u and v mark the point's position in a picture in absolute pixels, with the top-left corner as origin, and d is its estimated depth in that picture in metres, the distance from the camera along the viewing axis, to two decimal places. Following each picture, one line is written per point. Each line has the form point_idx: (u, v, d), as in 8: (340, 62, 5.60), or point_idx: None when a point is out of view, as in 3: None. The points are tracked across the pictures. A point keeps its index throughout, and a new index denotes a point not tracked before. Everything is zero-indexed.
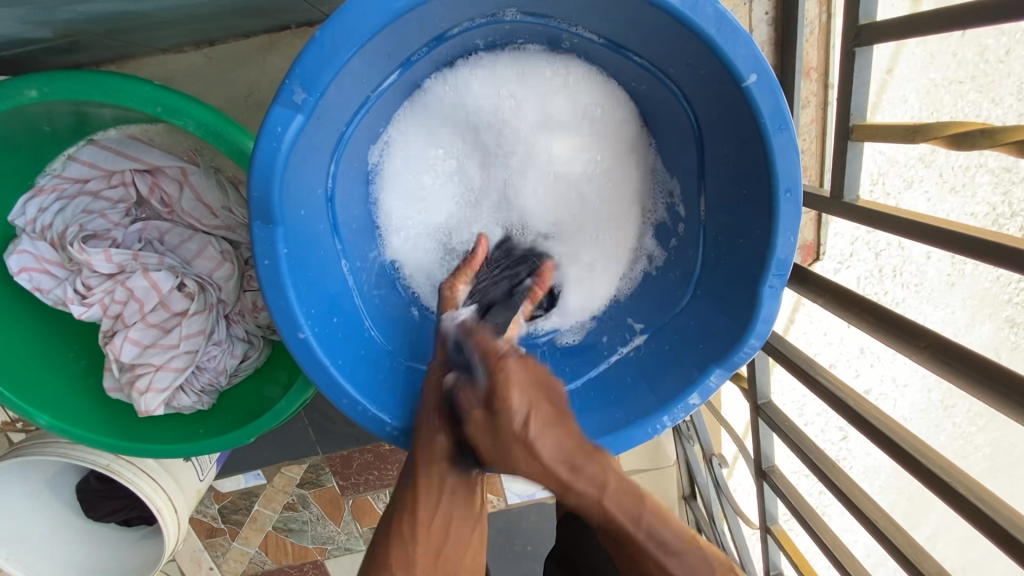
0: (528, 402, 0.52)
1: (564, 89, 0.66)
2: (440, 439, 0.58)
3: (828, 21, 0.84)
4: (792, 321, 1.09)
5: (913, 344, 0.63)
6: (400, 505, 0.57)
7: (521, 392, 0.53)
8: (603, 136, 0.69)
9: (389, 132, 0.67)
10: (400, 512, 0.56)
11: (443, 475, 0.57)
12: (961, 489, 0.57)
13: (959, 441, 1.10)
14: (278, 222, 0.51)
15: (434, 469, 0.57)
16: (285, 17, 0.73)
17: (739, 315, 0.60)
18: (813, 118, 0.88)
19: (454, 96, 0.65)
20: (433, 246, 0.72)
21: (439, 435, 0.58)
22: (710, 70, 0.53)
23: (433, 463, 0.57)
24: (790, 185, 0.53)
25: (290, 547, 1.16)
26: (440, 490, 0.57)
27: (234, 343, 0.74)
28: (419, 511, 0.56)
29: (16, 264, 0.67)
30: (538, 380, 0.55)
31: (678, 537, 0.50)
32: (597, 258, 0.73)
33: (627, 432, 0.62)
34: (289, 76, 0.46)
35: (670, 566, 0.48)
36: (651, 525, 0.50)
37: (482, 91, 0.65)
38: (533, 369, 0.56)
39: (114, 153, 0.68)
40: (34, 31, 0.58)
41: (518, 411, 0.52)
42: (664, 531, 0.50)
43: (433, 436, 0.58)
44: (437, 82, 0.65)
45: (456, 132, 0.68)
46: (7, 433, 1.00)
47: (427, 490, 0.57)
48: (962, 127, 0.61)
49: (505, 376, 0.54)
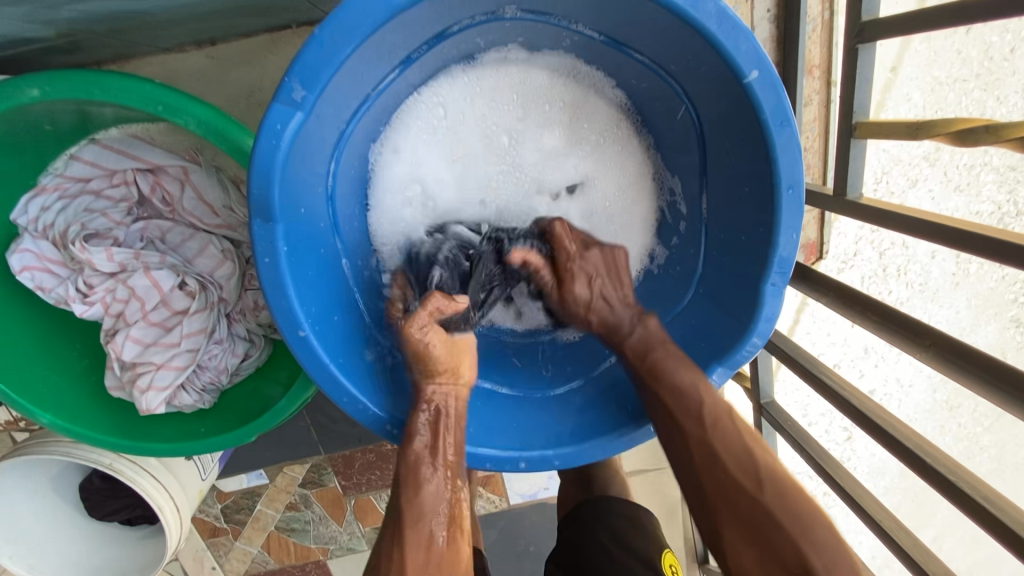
0: (598, 276, 0.67)
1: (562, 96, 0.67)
2: (431, 496, 0.57)
3: (831, 18, 0.84)
4: (796, 321, 1.09)
5: (918, 342, 0.62)
6: (388, 560, 0.55)
7: (592, 267, 0.68)
8: (599, 143, 0.70)
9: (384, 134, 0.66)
10: (390, 561, 0.55)
11: (431, 532, 0.56)
12: (968, 489, 0.57)
13: (964, 441, 1.09)
14: (277, 220, 0.51)
15: (422, 527, 0.56)
16: (287, 16, 0.73)
17: (741, 314, 0.60)
18: (816, 116, 0.87)
19: (454, 101, 0.66)
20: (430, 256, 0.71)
21: (425, 488, 0.57)
22: (712, 67, 0.53)
23: (421, 521, 0.56)
24: (792, 183, 0.53)
25: (293, 546, 1.15)
26: (430, 547, 0.56)
27: (235, 342, 0.74)
28: (410, 569, 0.54)
29: (18, 263, 0.67)
30: (609, 262, 0.68)
31: (684, 382, 0.59)
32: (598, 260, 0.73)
33: (624, 432, 0.62)
34: (289, 74, 0.46)
35: (670, 401, 0.59)
36: (657, 361, 0.61)
37: (484, 96, 0.66)
38: (615, 259, 0.69)
39: (116, 152, 0.68)
40: (35, 30, 0.58)
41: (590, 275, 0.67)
42: (670, 368, 0.60)
43: (424, 482, 0.57)
44: (437, 85, 0.64)
45: (455, 138, 0.68)
46: (10, 433, 1.01)
47: (419, 553, 0.55)
48: (966, 124, 0.61)
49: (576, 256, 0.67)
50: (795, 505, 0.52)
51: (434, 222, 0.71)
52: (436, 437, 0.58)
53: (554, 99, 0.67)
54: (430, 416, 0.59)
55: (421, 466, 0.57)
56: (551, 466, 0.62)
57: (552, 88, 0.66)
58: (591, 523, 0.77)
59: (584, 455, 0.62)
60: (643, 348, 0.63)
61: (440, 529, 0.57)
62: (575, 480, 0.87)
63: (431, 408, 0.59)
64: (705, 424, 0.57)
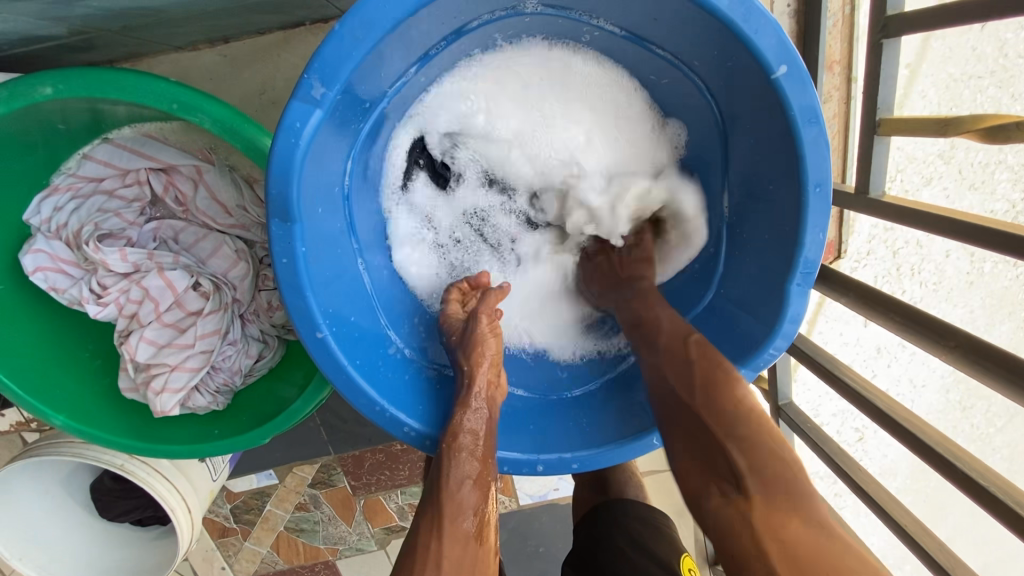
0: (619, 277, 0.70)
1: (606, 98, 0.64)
2: (471, 493, 0.54)
3: (852, 13, 0.82)
4: (812, 320, 1.07)
5: (942, 343, 0.60)
6: (421, 547, 0.52)
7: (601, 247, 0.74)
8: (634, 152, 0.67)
9: (405, 122, 0.64)
10: (426, 552, 0.51)
11: (468, 532, 0.53)
12: (999, 494, 0.55)
13: (977, 441, 1.08)
14: (295, 220, 0.50)
15: (461, 525, 0.53)
16: (299, 14, 0.72)
17: (765, 314, 0.58)
18: (835, 114, 0.86)
19: (474, 81, 0.62)
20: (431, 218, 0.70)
21: (466, 486, 0.54)
22: (737, 62, 0.52)
23: (460, 517, 0.53)
24: (819, 181, 0.52)
25: (302, 546, 1.15)
26: (465, 547, 0.53)
27: (249, 343, 0.74)
28: (446, 560, 0.51)
29: (31, 263, 0.67)
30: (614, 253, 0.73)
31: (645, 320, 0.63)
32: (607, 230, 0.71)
33: (635, 443, 0.60)
34: (308, 71, 0.45)
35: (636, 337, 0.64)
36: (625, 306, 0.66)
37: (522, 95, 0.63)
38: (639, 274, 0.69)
39: (129, 152, 0.68)
40: (48, 27, 0.58)
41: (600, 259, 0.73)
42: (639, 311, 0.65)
43: (463, 478, 0.55)
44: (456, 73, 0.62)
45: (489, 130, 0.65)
46: (21, 433, 1.00)
47: (456, 546, 0.52)
48: (997, 120, 0.60)
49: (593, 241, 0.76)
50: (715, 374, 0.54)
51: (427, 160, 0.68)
52: (477, 441, 0.57)
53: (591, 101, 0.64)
54: (481, 408, 0.58)
55: (461, 462, 0.55)
56: (569, 470, 0.60)
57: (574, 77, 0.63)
58: (605, 527, 0.76)
59: (602, 459, 0.61)
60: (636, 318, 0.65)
61: (477, 527, 0.54)
62: (589, 481, 0.86)
63: (483, 401, 0.59)
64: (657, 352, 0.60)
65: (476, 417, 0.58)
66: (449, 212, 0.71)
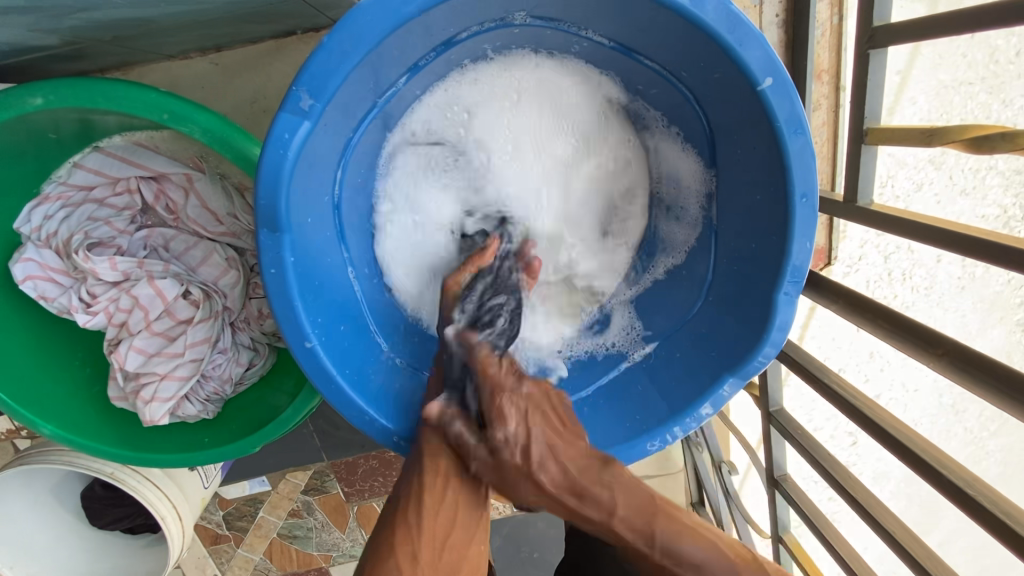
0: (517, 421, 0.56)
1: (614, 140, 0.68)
2: (450, 428, 0.57)
3: (840, 23, 0.82)
4: (805, 325, 1.10)
5: (930, 351, 0.61)
6: (407, 487, 0.55)
7: (519, 412, 0.57)
8: (623, 195, 0.71)
9: (398, 129, 0.64)
10: (410, 487, 0.55)
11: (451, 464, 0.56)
12: (985, 502, 0.55)
13: (970, 446, 1.00)
14: (284, 231, 0.50)
15: (443, 457, 0.56)
16: (291, 23, 0.72)
17: (753, 322, 0.59)
18: (824, 122, 0.86)
19: (479, 86, 0.63)
20: (411, 211, 0.68)
21: (445, 422, 0.58)
22: (724, 74, 0.52)
23: (441, 450, 0.56)
24: (805, 191, 0.52)
25: (295, 554, 1.14)
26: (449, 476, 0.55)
27: (239, 351, 0.74)
28: (428, 490, 0.54)
29: (21, 272, 0.67)
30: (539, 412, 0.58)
31: (709, 558, 0.49)
32: (580, 239, 0.72)
33: (638, 442, 0.62)
34: (297, 83, 0.46)
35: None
36: (667, 541, 0.50)
37: (543, 120, 0.66)
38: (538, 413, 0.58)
39: (120, 160, 0.68)
40: (39, 38, 0.58)
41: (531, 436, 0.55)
42: (682, 543, 0.50)
43: (447, 423, 0.58)
44: (449, 83, 0.62)
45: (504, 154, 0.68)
46: (12, 441, 1.00)
47: (441, 480, 0.55)
48: (979, 131, 0.60)
49: (505, 411, 0.56)
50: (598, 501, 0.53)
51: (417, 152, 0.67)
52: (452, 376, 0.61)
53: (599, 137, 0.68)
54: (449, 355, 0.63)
55: (443, 408, 0.58)
56: None
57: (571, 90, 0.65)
58: None
59: None
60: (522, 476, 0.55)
61: (462, 462, 0.56)
62: None
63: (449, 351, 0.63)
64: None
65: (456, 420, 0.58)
66: (427, 207, 0.68)
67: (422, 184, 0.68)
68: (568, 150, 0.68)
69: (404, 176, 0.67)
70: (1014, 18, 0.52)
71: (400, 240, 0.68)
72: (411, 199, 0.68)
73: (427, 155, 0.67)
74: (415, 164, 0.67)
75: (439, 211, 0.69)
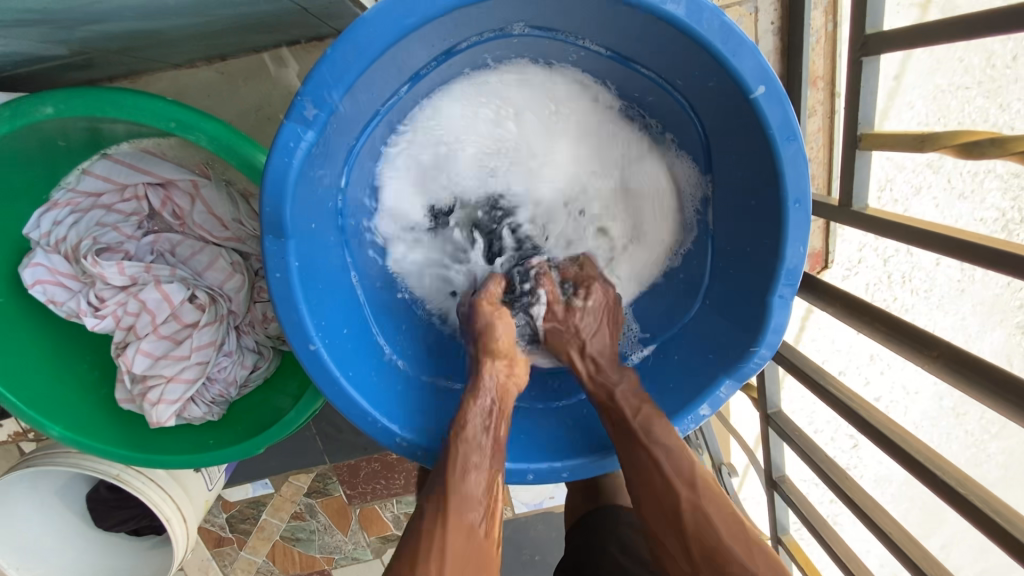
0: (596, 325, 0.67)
1: (621, 150, 0.69)
2: (476, 483, 0.55)
3: (835, 29, 0.84)
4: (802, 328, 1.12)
5: (926, 353, 0.62)
6: (427, 541, 0.51)
7: (602, 299, 0.68)
8: (626, 210, 0.71)
9: (407, 131, 0.65)
10: (429, 541, 0.51)
11: (472, 524, 0.53)
12: (978, 503, 0.56)
13: (971, 448, 0.99)
14: (289, 236, 0.51)
15: (466, 517, 0.53)
16: (295, 32, 0.74)
17: (749, 324, 0.60)
18: (820, 127, 0.88)
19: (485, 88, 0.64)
20: (414, 203, 0.69)
21: (472, 475, 0.56)
22: (718, 82, 0.54)
23: (465, 509, 0.53)
24: (798, 197, 0.53)
25: (298, 556, 1.15)
26: (470, 538, 0.52)
27: (244, 354, 0.75)
28: (451, 547, 0.51)
29: (30, 277, 0.68)
30: (611, 309, 0.68)
31: (675, 445, 0.57)
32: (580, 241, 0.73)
33: None
34: (301, 92, 0.47)
35: (664, 465, 0.56)
36: (648, 422, 0.58)
37: (552, 128, 0.68)
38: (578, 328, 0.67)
39: (127, 166, 0.69)
40: (49, 49, 0.59)
41: (588, 318, 0.67)
42: (659, 428, 0.58)
43: (471, 467, 0.56)
44: (455, 86, 0.63)
45: (513, 158, 0.69)
46: (19, 444, 1.01)
47: (460, 537, 0.52)
48: (970, 137, 0.61)
49: (592, 290, 0.68)
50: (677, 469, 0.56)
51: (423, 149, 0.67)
52: (483, 422, 0.59)
53: (605, 146, 0.69)
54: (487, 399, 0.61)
55: (472, 449, 0.57)
56: (559, 479, 0.61)
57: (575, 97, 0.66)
58: (597, 533, 0.77)
59: (591, 468, 0.62)
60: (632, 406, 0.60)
61: (482, 519, 0.54)
62: (581, 489, 0.87)
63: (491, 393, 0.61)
64: (694, 485, 0.55)
65: (500, 370, 0.63)
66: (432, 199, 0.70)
67: (426, 178, 0.69)
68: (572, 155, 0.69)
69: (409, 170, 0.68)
70: (1001, 25, 0.53)
71: (405, 233, 0.70)
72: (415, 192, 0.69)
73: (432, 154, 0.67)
74: (419, 160, 0.67)
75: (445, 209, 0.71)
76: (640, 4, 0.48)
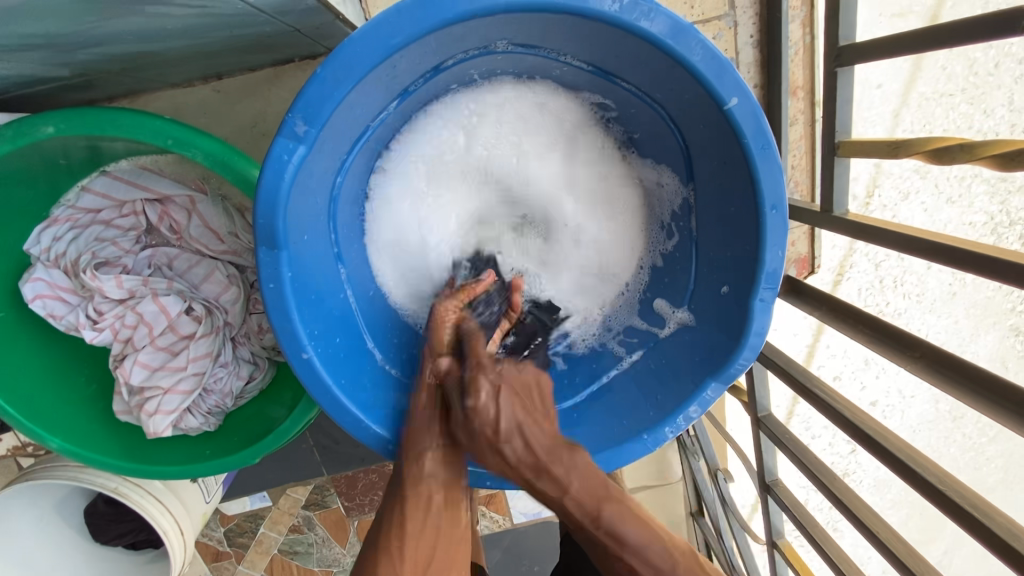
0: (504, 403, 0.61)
1: (607, 168, 0.72)
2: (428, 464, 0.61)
3: (812, 41, 0.87)
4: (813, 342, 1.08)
5: (908, 354, 0.63)
6: (391, 521, 0.60)
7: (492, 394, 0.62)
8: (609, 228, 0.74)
9: (413, 129, 0.68)
10: (391, 523, 0.59)
11: (431, 495, 0.60)
12: (957, 498, 0.57)
13: (970, 452, 1.04)
14: (282, 248, 0.53)
15: (422, 490, 0.60)
16: (289, 52, 0.76)
17: (732, 327, 0.61)
18: (802, 135, 0.91)
19: (493, 97, 0.67)
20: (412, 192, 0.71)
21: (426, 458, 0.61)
22: (695, 95, 0.56)
23: (420, 485, 0.60)
24: (775, 203, 0.55)
25: (296, 568, 1.14)
26: (428, 508, 0.60)
27: (240, 365, 0.76)
28: (409, 524, 0.59)
29: (31, 291, 0.70)
30: (516, 389, 0.63)
31: (643, 537, 0.56)
32: (564, 249, 0.75)
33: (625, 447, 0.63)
34: (292, 111, 0.49)
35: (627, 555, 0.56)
36: (612, 523, 0.57)
37: (545, 139, 0.71)
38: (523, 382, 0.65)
39: (126, 183, 0.71)
40: (52, 71, 0.61)
41: (506, 436, 0.60)
42: (624, 525, 0.57)
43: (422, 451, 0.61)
44: (459, 96, 0.66)
45: (513, 167, 0.72)
46: (16, 458, 1.02)
47: (418, 510, 0.59)
48: (941, 143, 0.62)
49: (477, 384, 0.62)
50: (653, 557, 0.56)
51: (427, 142, 0.68)
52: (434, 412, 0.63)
53: (598, 162, 0.72)
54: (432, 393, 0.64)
55: (421, 434, 0.61)
56: None
57: (567, 117, 0.69)
58: None
59: None
60: (591, 505, 0.58)
61: (438, 492, 0.61)
62: None
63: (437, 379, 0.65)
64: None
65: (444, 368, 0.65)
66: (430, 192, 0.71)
67: (428, 172, 0.70)
68: (564, 167, 0.72)
69: (411, 161, 0.69)
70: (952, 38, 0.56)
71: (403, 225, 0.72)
72: (417, 181, 0.70)
73: (435, 150, 0.69)
74: (422, 154, 0.69)
75: (442, 204, 0.72)
76: (619, 22, 0.50)
